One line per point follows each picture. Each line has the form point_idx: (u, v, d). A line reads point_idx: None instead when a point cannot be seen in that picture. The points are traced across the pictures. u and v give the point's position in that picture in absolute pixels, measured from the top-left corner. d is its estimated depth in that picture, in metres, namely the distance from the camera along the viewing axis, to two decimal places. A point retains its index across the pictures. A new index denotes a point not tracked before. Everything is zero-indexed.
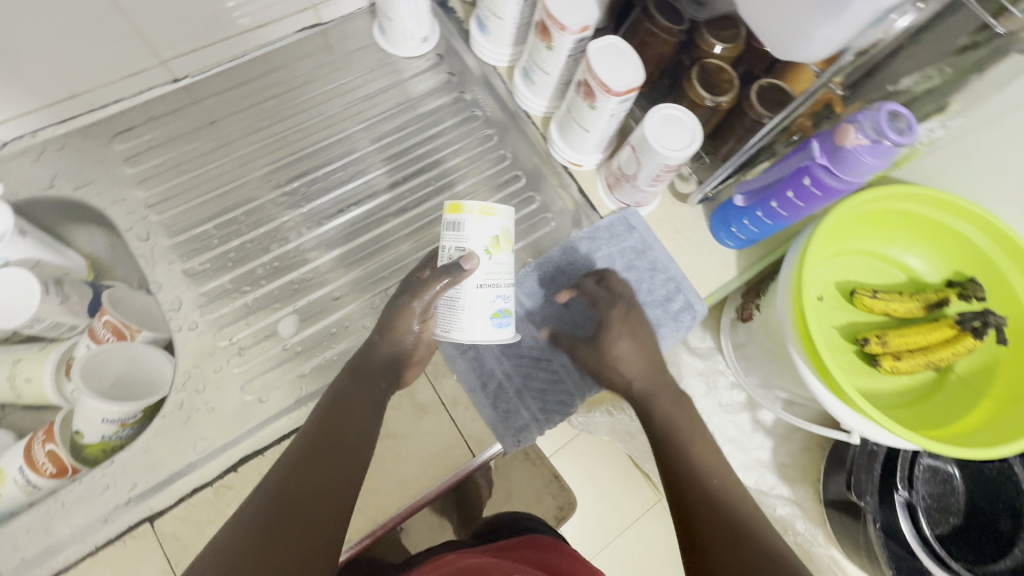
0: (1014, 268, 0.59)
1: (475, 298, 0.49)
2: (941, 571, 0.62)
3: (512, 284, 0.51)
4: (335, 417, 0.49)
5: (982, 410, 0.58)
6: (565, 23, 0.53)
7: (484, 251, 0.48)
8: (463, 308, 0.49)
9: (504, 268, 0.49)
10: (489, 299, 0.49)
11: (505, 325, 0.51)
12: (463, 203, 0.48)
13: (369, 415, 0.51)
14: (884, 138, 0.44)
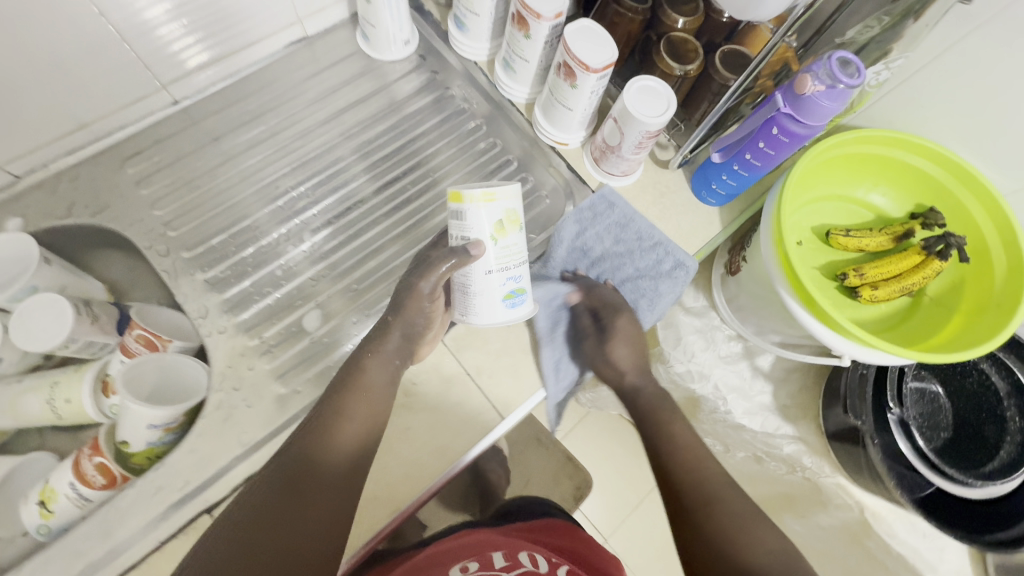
0: (968, 193, 0.64)
1: (482, 282, 0.54)
2: (937, 478, 0.69)
3: (521, 265, 0.55)
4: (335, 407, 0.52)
5: (956, 324, 0.64)
6: (540, 12, 0.57)
7: (490, 236, 0.53)
8: (476, 293, 0.54)
9: (511, 250, 0.54)
10: (500, 282, 0.54)
11: (518, 303, 0.56)
12: (463, 192, 0.52)
13: (375, 401, 0.53)
14: (838, 83, 0.49)
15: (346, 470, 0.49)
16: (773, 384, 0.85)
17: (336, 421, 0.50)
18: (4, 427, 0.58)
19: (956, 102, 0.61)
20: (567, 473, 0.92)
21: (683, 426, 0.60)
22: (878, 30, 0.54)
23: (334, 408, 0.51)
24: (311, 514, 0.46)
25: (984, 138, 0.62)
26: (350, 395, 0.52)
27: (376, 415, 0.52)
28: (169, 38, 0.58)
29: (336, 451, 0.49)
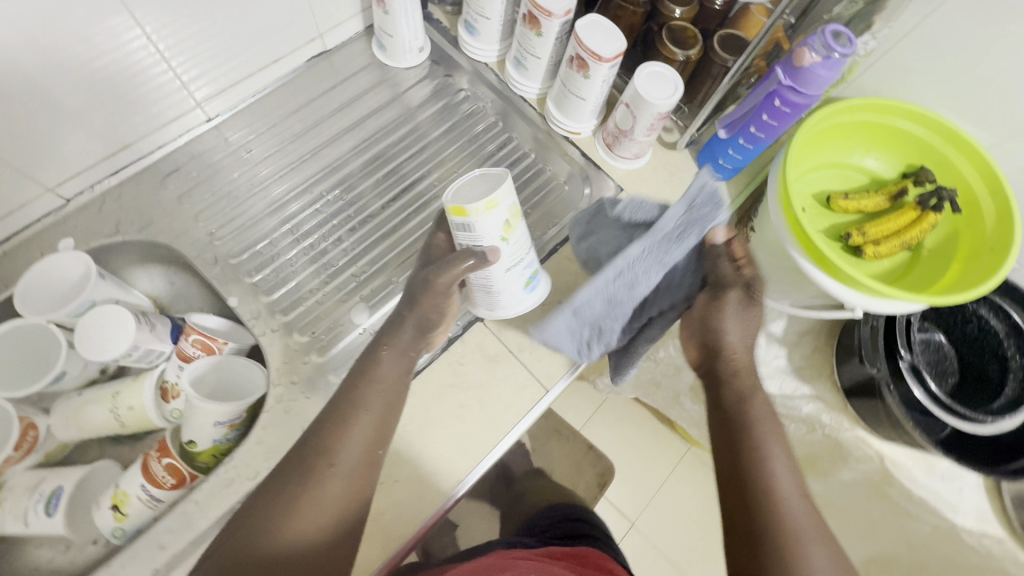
0: (953, 151, 0.70)
1: (499, 279, 0.57)
2: (951, 417, 0.73)
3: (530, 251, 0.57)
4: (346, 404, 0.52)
5: (955, 271, 0.69)
6: (551, 10, 0.62)
7: (500, 239, 0.53)
8: (496, 289, 0.57)
9: (521, 244, 0.54)
10: (516, 274, 0.56)
11: (531, 282, 0.60)
12: (466, 205, 0.49)
13: (388, 394, 0.54)
14: (833, 52, 0.54)
15: (359, 454, 0.51)
16: (788, 348, 0.90)
17: (347, 411, 0.52)
18: (69, 439, 0.61)
19: (935, 65, 0.67)
20: (588, 459, 1.10)
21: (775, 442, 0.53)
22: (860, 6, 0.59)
23: (347, 399, 0.53)
24: (322, 498, 0.48)
25: (964, 96, 0.68)
26: (362, 385, 0.53)
27: (390, 404, 0.53)
28: (171, 80, 0.62)
29: (347, 436, 0.51)
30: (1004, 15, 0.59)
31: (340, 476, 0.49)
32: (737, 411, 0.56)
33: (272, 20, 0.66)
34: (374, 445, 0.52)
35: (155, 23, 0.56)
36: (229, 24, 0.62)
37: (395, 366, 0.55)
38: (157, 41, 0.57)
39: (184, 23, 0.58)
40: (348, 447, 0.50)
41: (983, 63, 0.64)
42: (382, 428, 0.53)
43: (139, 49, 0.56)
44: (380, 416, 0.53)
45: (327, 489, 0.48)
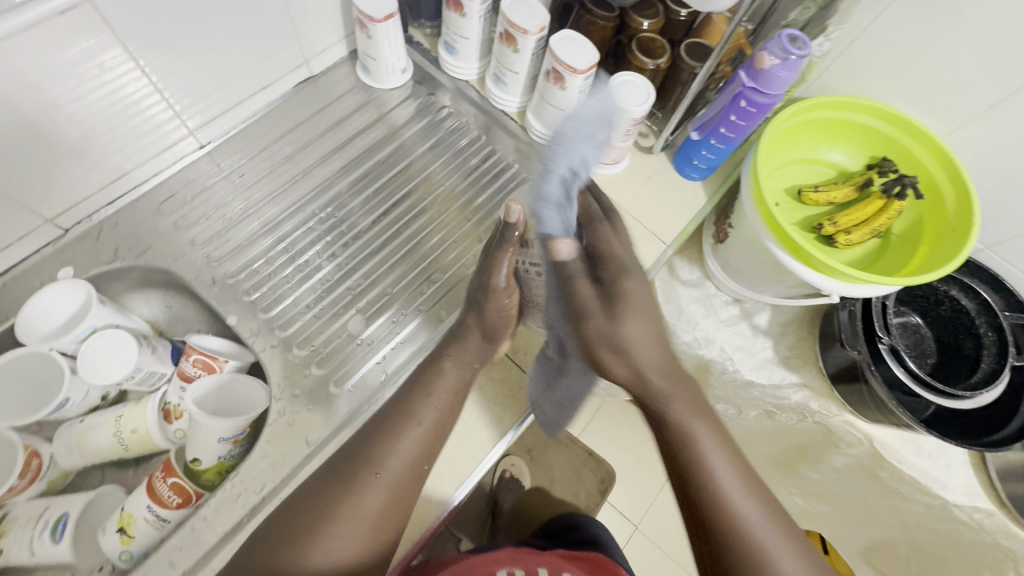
0: (912, 141, 0.74)
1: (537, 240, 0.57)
2: (932, 395, 0.75)
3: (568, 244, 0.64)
4: (397, 422, 0.55)
5: (922, 254, 0.73)
6: (526, 28, 0.66)
7: None
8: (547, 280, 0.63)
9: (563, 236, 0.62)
10: None
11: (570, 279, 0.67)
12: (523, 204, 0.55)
13: (439, 411, 0.57)
14: (790, 55, 0.58)
15: (403, 467, 0.53)
16: (773, 339, 0.93)
17: (399, 422, 0.55)
18: (73, 466, 0.61)
19: (887, 61, 0.72)
20: (588, 466, 1.14)
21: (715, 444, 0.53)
22: (813, 11, 0.63)
23: (401, 411, 0.56)
24: (362, 509, 0.51)
25: (917, 88, 0.72)
26: (418, 398, 0.57)
27: (441, 417, 0.57)
28: (158, 115, 0.64)
29: (395, 447, 0.54)
30: (944, 13, 0.64)
31: (384, 487, 0.52)
32: (700, 473, 0.52)
33: (257, 49, 0.68)
34: (419, 459, 0.55)
35: (141, 61, 0.58)
36: (213, 57, 0.64)
37: (452, 380, 0.59)
38: (146, 76, 0.59)
39: (167, 59, 0.60)
40: (394, 458, 0.53)
41: (930, 57, 0.68)
42: (431, 442, 0.56)
43: (125, 86, 0.58)
44: (429, 428, 0.56)
45: (368, 501, 0.51)
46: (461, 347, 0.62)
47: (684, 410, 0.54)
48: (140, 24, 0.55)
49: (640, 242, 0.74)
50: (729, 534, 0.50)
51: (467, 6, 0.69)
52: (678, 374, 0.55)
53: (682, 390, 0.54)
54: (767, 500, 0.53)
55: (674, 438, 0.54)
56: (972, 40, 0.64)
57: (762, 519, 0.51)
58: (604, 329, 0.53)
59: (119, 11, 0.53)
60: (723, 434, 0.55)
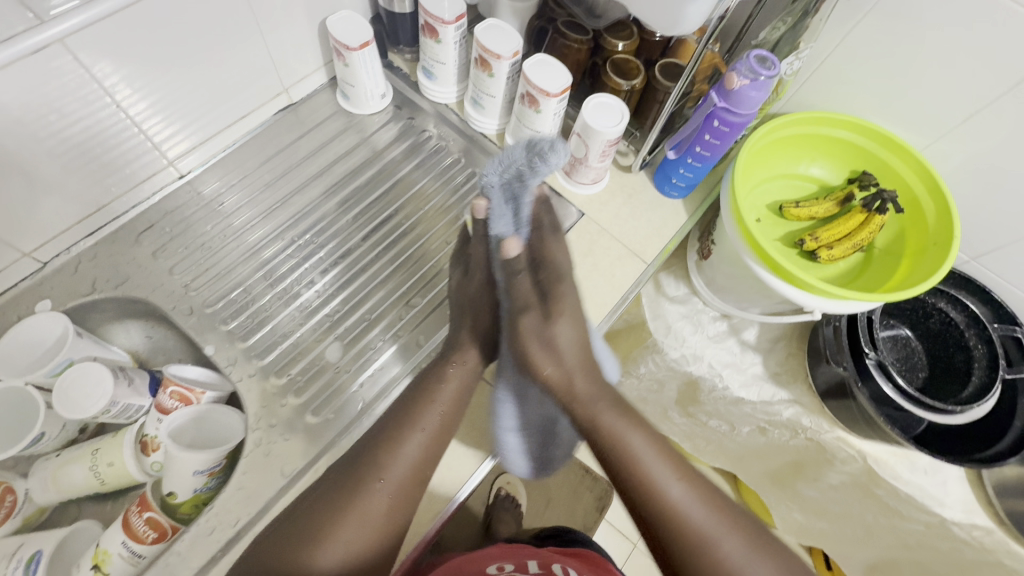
0: (892, 156, 0.74)
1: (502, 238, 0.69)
2: (922, 410, 0.76)
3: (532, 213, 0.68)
4: (402, 425, 0.59)
5: (905, 267, 0.72)
6: (499, 53, 0.66)
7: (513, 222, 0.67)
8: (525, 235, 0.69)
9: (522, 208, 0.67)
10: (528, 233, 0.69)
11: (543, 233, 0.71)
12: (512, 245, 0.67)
13: (442, 415, 0.60)
14: (759, 75, 0.58)
15: (406, 472, 0.57)
16: (762, 355, 0.92)
17: (404, 428, 0.58)
18: (49, 502, 0.60)
19: (862, 76, 0.71)
20: (585, 483, 1.11)
21: (653, 452, 0.60)
22: (784, 30, 0.65)
23: (406, 416, 0.59)
24: (367, 510, 0.55)
25: (895, 103, 0.72)
26: (422, 404, 0.60)
27: (445, 422, 0.60)
28: (147, 138, 0.65)
29: (400, 452, 0.57)
30: (914, 30, 0.64)
31: (389, 490, 0.56)
32: (636, 481, 0.58)
33: (234, 80, 0.69)
34: (422, 464, 0.58)
35: (130, 86, 0.59)
36: (198, 83, 0.65)
37: (455, 385, 0.62)
38: (137, 101, 0.61)
39: (158, 84, 0.61)
40: (397, 463, 0.57)
41: (903, 73, 0.68)
42: (433, 447, 0.59)
43: (120, 112, 0.60)
44: (433, 434, 0.59)
45: (373, 500, 0.55)
46: (464, 353, 0.65)
47: (619, 423, 0.61)
48: (112, 62, 0.56)
49: (620, 262, 0.74)
50: (674, 529, 0.56)
51: (442, 32, 0.69)
52: (605, 388, 0.64)
53: (606, 401, 0.62)
54: (705, 493, 0.59)
55: (615, 454, 0.60)
56: (944, 57, 0.64)
57: (701, 511, 0.57)
58: (537, 326, 0.64)
59: (90, 50, 0.53)
60: (659, 442, 0.61)
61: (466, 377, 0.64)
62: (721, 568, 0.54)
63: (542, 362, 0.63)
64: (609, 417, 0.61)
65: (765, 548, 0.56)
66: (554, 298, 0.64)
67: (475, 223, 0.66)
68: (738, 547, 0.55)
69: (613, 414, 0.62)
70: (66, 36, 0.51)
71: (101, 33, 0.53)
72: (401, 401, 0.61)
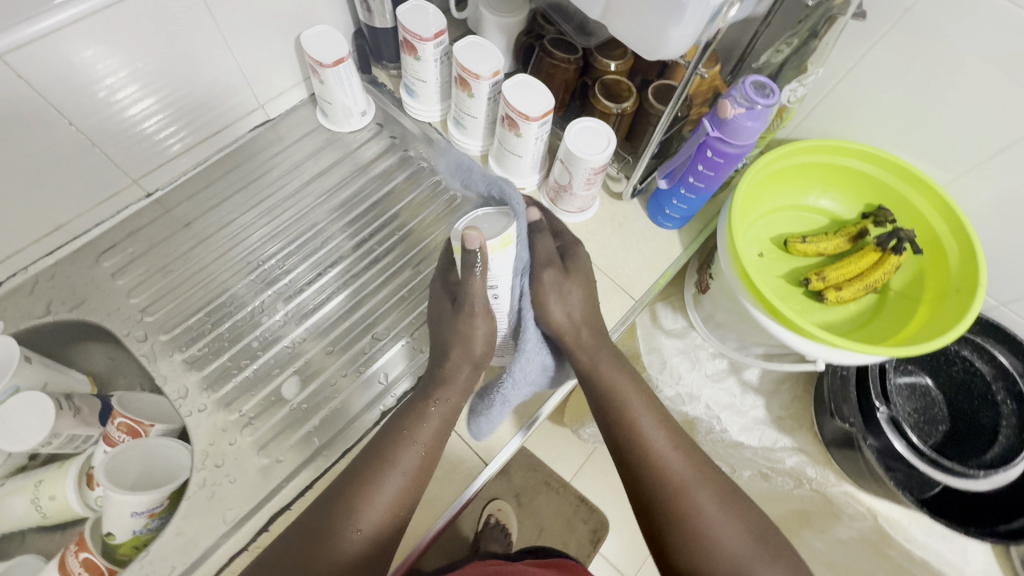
0: (912, 190, 0.67)
1: (496, 264, 0.54)
2: (938, 473, 0.68)
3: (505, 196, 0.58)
4: (375, 466, 0.53)
5: (922, 314, 0.66)
6: (478, 73, 0.62)
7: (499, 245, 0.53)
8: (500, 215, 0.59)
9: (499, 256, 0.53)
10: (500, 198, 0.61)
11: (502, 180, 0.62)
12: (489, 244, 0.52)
13: (418, 455, 0.55)
14: (755, 104, 0.52)
15: (383, 516, 0.52)
16: (765, 397, 0.85)
17: (379, 470, 0.53)
18: None
19: (876, 104, 0.65)
20: (579, 514, 1.01)
21: (647, 403, 0.60)
22: (788, 53, 0.58)
23: (381, 458, 0.54)
24: (341, 559, 0.49)
25: (914, 133, 0.65)
26: (399, 445, 0.55)
27: (422, 463, 0.55)
28: (153, 129, 0.64)
29: (375, 497, 0.52)
30: (934, 59, 0.58)
31: (365, 537, 0.51)
32: (625, 425, 0.58)
33: (205, 97, 0.66)
34: (397, 508, 0.53)
35: (113, 95, 0.57)
36: (195, 84, 0.64)
37: (434, 425, 0.56)
38: (120, 109, 0.59)
39: (164, 79, 0.61)
40: (373, 508, 0.52)
41: (923, 103, 0.62)
42: (411, 491, 0.54)
43: (131, 108, 0.60)
44: (409, 476, 0.54)
45: (347, 547, 0.50)
46: (447, 387, 0.58)
47: (616, 375, 0.60)
48: (61, 82, 0.52)
49: (604, 296, 0.68)
50: (656, 475, 0.56)
51: (420, 50, 0.65)
52: (609, 343, 0.62)
53: (609, 352, 0.62)
54: (690, 450, 0.59)
55: (608, 401, 0.60)
56: (972, 88, 0.57)
57: (683, 465, 0.57)
58: (554, 283, 0.60)
59: (34, 71, 0.50)
60: (650, 397, 0.61)
61: (450, 414, 0.58)
62: (696, 518, 0.54)
63: (555, 307, 0.59)
64: (608, 368, 0.60)
65: (737, 504, 0.56)
66: (571, 262, 0.63)
67: (465, 254, 0.51)
68: (712, 502, 0.55)
69: (616, 368, 0.61)
70: (7, 53, 0.47)
71: (47, 50, 0.50)
72: (374, 441, 0.56)
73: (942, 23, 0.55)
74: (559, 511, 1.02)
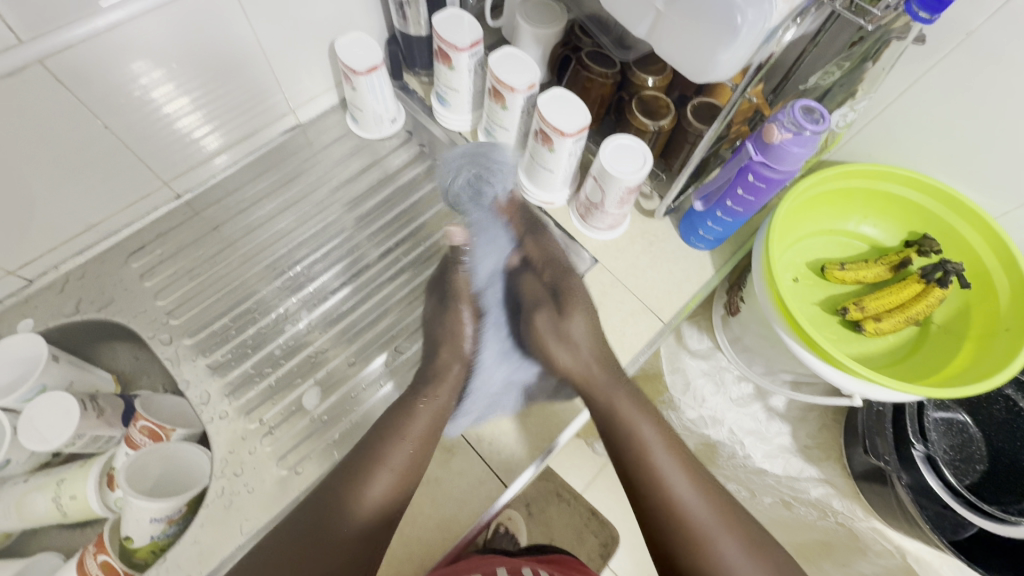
0: (960, 221, 0.64)
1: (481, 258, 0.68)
2: (975, 515, 0.66)
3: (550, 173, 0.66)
4: (364, 457, 0.55)
5: (966, 352, 0.63)
6: (513, 85, 0.61)
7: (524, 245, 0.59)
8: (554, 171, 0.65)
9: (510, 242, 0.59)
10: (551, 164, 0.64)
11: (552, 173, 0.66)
12: None
13: (404, 447, 0.56)
14: (804, 129, 0.50)
15: (375, 508, 0.53)
16: (791, 425, 0.82)
17: (368, 466, 0.54)
18: (10, 530, 0.58)
19: (926, 131, 0.62)
20: (590, 527, 0.97)
21: (655, 429, 0.59)
22: (838, 76, 0.56)
23: (371, 454, 0.55)
24: (337, 541, 0.51)
25: (963, 162, 0.63)
26: (389, 440, 0.56)
27: (414, 460, 0.56)
28: (189, 128, 0.64)
29: (365, 491, 0.53)
30: (992, 84, 0.55)
31: (360, 526, 0.52)
32: (645, 469, 0.56)
33: (236, 99, 0.66)
34: (389, 502, 0.54)
35: (147, 96, 0.57)
36: (232, 86, 0.64)
37: (424, 419, 0.59)
38: (153, 112, 0.59)
39: (200, 80, 0.60)
40: (365, 499, 0.53)
41: (975, 131, 0.59)
42: (401, 485, 0.55)
43: (168, 106, 0.60)
44: (401, 470, 0.55)
45: (342, 533, 0.52)
46: (437, 384, 0.62)
47: (635, 412, 0.60)
48: (98, 84, 0.52)
49: (631, 317, 0.66)
50: (673, 518, 0.54)
51: (455, 59, 0.64)
52: (623, 378, 0.62)
53: (625, 388, 0.61)
54: (715, 491, 0.56)
55: (625, 443, 0.58)
56: None
57: (705, 509, 0.54)
58: (553, 322, 0.65)
59: (70, 74, 0.50)
60: (670, 435, 0.59)
61: (439, 411, 0.60)
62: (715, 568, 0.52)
63: (560, 350, 0.64)
64: (626, 405, 0.60)
65: (760, 546, 0.54)
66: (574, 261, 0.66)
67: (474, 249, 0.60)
68: (734, 549, 0.53)
69: (628, 399, 0.61)
70: (47, 57, 0.47)
71: (87, 51, 0.49)
72: (366, 437, 0.57)
73: (1002, 49, 0.52)
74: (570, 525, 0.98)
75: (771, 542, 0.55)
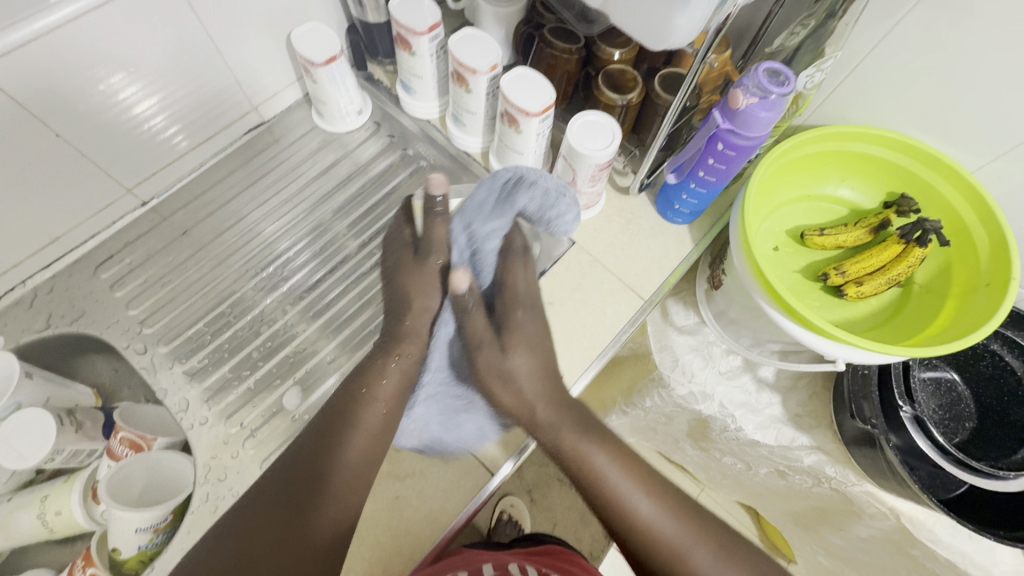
0: (934, 175, 0.63)
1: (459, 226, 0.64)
2: (965, 474, 0.65)
3: (523, 156, 0.64)
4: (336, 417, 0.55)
5: (949, 310, 0.63)
6: (474, 67, 0.59)
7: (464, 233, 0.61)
8: (523, 152, 0.63)
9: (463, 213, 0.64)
10: (520, 146, 0.63)
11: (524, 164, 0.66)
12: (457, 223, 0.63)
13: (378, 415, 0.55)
14: (769, 93, 0.49)
15: (352, 475, 0.52)
16: (781, 394, 0.82)
17: (342, 432, 0.54)
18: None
19: (898, 87, 0.61)
20: (592, 509, 0.97)
21: (603, 444, 0.56)
22: (803, 36, 0.55)
23: (341, 417, 0.54)
24: (309, 527, 0.49)
25: (937, 117, 0.61)
26: (361, 406, 0.55)
27: (387, 421, 0.56)
28: (155, 130, 0.63)
29: (340, 455, 0.53)
30: (967, 39, 0.54)
31: (331, 508, 0.51)
32: (606, 503, 0.54)
33: (197, 100, 0.65)
34: (365, 467, 0.53)
35: (97, 101, 0.55)
36: (194, 87, 0.63)
37: (396, 381, 0.57)
38: (107, 117, 0.57)
39: (161, 79, 0.59)
40: (339, 468, 0.52)
41: (949, 83, 0.57)
42: (376, 450, 0.54)
43: (131, 109, 0.59)
44: (374, 435, 0.55)
45: (316, 528, 0.50)
46: (409, 343, 0.60)
47: (582, 440, 0.56)
48: (53, 91, 0.51)
49: (611, 297, 0.65)
50: (649, 544, 0.53)
51: (415, 44, 0.62)
52: (568, 407, 0.57)
53: (570, 417, 0.57)
54: (681, 505, 0.56)
55: (580, 474, 0.55)
56: (1006, 66, 0.53)
57: (672, 523, 0.53)
58: (495, 359, 0.60)
59: (19, 83, 0.48)
60: (623, 453, 0.57)
61: (410, 370, 0.59)
62: None
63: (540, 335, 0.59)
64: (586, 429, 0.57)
65: (736, 551, 0.54)
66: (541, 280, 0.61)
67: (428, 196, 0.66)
68: (710, 559, 0.52)
69: (580, 432, 0.56)
70: None
71: (35, 56, 0.48)
72: (335, 397, 0.56)
73: None
74: (572, 508, 0.98)
75: (739, 537, 0.55)
